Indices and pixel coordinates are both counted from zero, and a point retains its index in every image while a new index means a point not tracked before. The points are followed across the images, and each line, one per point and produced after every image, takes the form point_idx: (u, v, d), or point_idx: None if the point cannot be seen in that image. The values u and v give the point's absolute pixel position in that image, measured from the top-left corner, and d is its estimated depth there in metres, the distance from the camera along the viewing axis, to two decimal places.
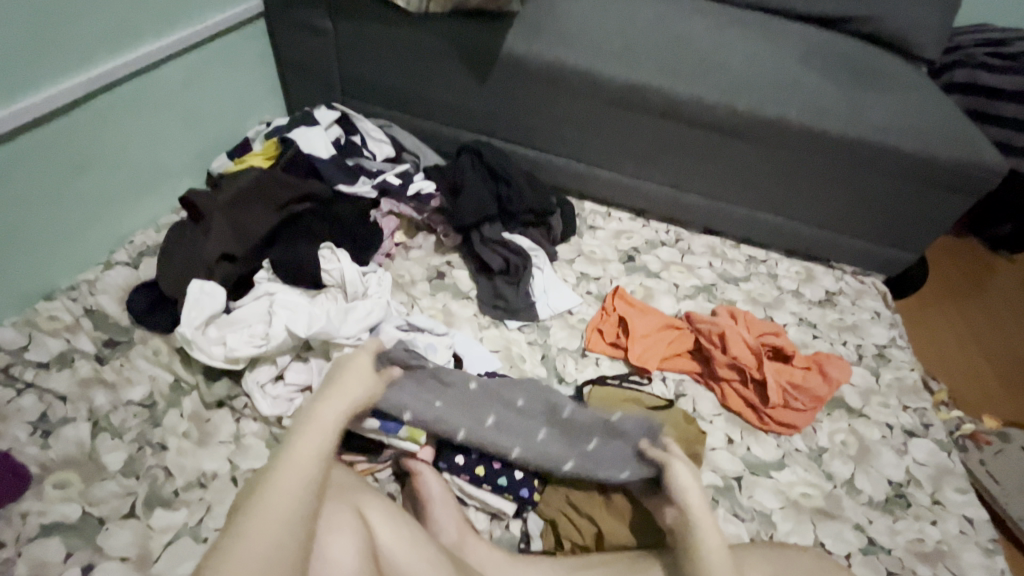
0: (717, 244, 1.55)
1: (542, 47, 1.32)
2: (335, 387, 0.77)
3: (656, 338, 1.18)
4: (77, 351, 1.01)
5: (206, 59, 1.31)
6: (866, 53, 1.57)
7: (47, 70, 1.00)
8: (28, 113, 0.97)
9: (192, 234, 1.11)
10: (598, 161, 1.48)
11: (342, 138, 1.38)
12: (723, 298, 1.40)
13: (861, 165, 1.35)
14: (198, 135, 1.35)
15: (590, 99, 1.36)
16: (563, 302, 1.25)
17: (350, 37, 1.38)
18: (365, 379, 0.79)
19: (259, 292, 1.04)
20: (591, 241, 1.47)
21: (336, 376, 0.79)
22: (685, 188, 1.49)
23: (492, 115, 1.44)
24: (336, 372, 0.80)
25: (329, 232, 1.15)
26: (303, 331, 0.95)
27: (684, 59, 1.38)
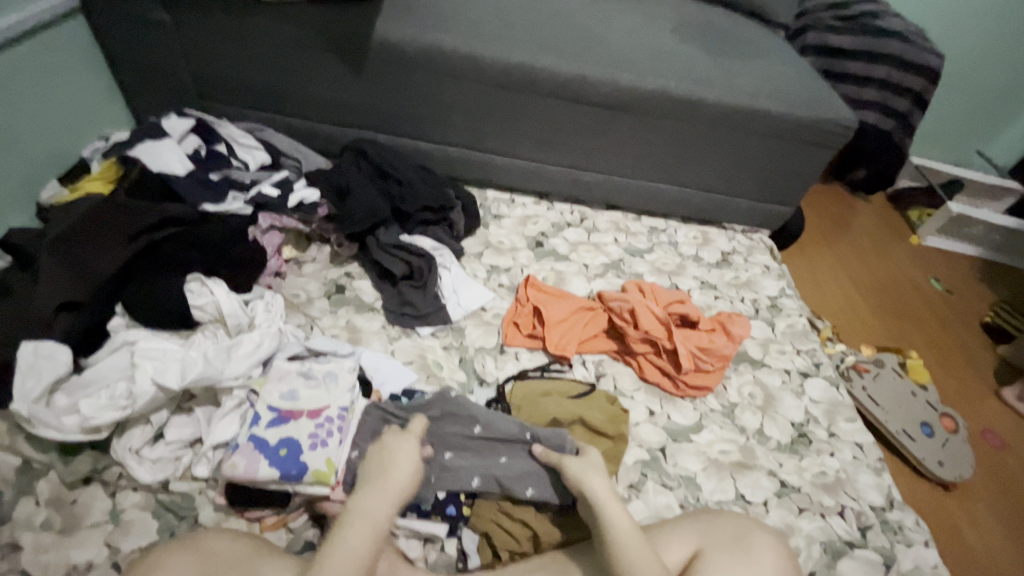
0: (620, 219, 1.58)
1: (416, 31, 1.23)
2: (386, 479, 0.78)
3: (571, 322, 1.18)
4: None
5: (14, 68, 1.08)
6: (732, 22, 1.65)
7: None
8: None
9: (19, 283, 0.92)
10: (493, 147, 1.44)
11: (202, 150, 1.21)
12: (632, 272, 1.43)
13: (738, 129, 1.42)
14: (14, 159, 1.12)
15: (476, 84, 1.31)
16: (475, 299, 1.20)
17: (195, 31, 1.21)
18: (413, 464, 0.81)
19: (116, 343, 0.88)
20: (498, 231, 1.43)
21: (385, 464, 0.80)
22: (583, 166, 1.49)
23: (374, 108, 1.33)
24: (386, 456, 0.81)
25: (197, 259, 1.00)
26: (176, 383, 0.83)
27: (565, 36, 1.36)
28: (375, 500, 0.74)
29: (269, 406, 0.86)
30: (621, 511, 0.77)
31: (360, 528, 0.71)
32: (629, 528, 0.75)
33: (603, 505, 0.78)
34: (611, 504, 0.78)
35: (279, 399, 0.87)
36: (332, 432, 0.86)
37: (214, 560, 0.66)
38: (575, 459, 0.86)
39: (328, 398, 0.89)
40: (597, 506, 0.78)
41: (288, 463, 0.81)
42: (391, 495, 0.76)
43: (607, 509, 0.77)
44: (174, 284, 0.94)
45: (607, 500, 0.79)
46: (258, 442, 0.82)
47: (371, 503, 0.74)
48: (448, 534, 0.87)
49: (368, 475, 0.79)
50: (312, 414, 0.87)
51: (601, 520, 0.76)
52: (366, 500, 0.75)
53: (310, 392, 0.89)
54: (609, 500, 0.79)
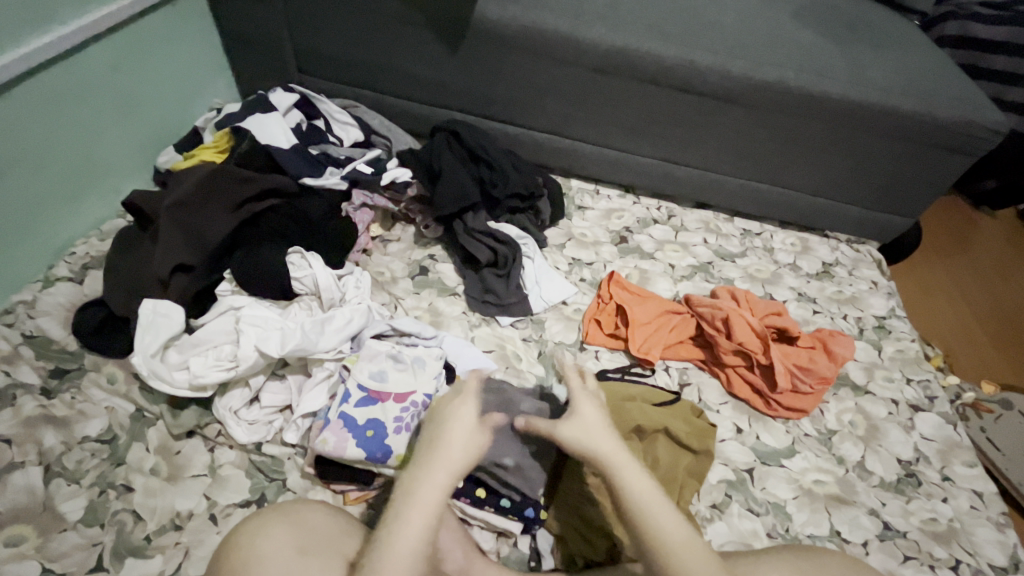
0: (711, 218, 1.49)
1: (519, 11, 1.20)
2: (438, 451, 0.70)
3: (656, 325, 1.13)
4: (20, 386, 0.89)
5: (142, 37, 1.15)
6: (860, 8, 1.48)
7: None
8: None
9: (143, 244, 1.00)
10: (582, 136, 1.39)
11: (303, 124, 1.25)
12: (721, 277, 1.34)
13: (858, 128, 1.28)
14: (137, 123, 1.20)
15: (575, 68, 1.25)
16: (557, 292, 1.17)
17: (304, 7, 1.24)
18: (470, 435, 0.72)
19: (222, 307, 0.92)
20: (581, 222, 1.40)
21: (439, 434, 0.72)
22: (676, 160, 1.42)
23: (467, 88, 1.32)
24: (439, 427, 0.73)
25: (297, 232, 1.04)
26: (277, 351, 0.86)
27: (675, 19, 1.28)
28: (430, 489, 0.67)
29: (358, 385, 0.87)
30: (640, 478, 0.71)
31: (412, 516, 0.65)
32: (647, 493, 0.69)
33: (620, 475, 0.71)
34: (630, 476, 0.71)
35: (369, 379, 0.88)
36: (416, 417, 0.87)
37: (309, 539, 0.68)
38: (570, 423, 0.76)
39: (415, 384, 0.89)
40: (611, 469, 0.71)
41: (373, 444, 0.83)
42: (442, 464, 0.69)
43: (624, 475, 0.71)
44: (279, 253, 0.97)
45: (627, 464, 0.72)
46: (346, 419, 0.84)
47: (422, 484, 0.67)
48: (522, 531, 0.87)
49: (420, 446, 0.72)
50: (399, 398, 0.88)
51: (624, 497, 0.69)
52: (416, 488, 0.67)
53: (398, 376, 0.90)
54: (620, 458, 0.72)
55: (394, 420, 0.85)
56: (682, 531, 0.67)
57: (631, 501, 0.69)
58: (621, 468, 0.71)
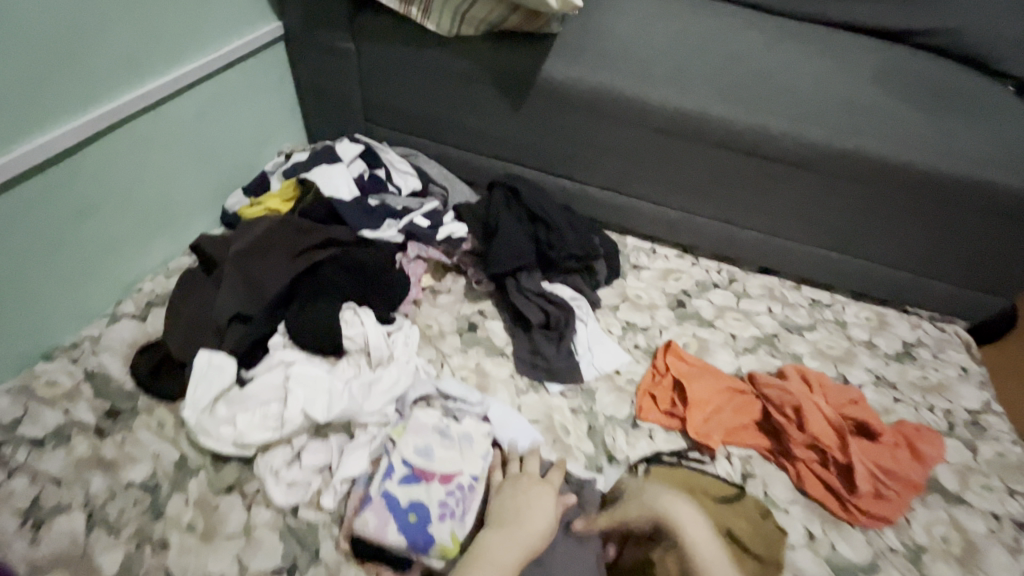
0: (775, 285, 1.40)
1: (584, 72, 1.19)
2: (524, 517, 0.78)
3: (717, 406, 1.05)
4: (76, 424, 0.91)
5: (225, 87, 1.22)
6: (950, 71, 1.39)
7: (29, 114, 0.89)
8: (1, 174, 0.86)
9: (204, 287, 1.01)
10: (642, 194, 1.35)
11: (365, 173, 1.28)
12: (788, 352, 1.25)
13: (949, 202, 1.18)
14: (211, 169, 1.25)
15: (640, 129, 1.23)
16: (610, 360, 1.12)
17: (375, 62, 1.28)
18: (545, 523, 0.78)
19: (272, 361, 0.92)
20: (636, 283, 1.34)
21: (520, 503, 0.80)
22: (740, 224, 1.35)
23: (528, 143, 1.31)
24: (521, 500, 0.80)
25: (352, 283, 1.02)
26: (322, 417, 0.86)
27: (745, 81, 1.23)
28: (503, 555, 0.72)
29: (404, 460, 0.84)
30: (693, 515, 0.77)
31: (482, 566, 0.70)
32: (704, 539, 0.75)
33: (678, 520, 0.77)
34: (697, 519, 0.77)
35: (414, 455, 0.84)
36: (461, 503, 0.82)
37: None
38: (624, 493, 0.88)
39: (462, 463, 0.85)
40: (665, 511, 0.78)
41: (415, 531, 0.78)
42: (521, 540, 0.75)
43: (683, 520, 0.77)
44: (334, 310, 0.97)
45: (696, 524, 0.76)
46: (389, 499, 0.80)
47: (497, 544, 0.73)
48: None
49: (505, 510, 0.79)
50: (444, 479, 0.83)
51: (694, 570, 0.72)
52: (495, 535, 0.75)
53: (445, 454, 0.85)
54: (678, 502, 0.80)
55: (436, 504, 0.80)
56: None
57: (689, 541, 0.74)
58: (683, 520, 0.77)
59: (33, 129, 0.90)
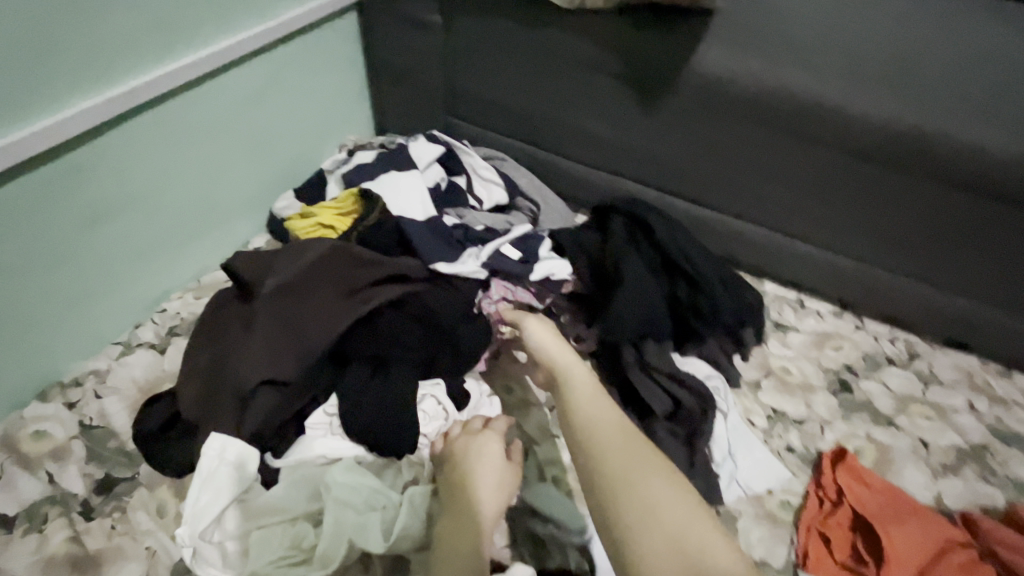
0: (976, 369, 1.02)
1: (754, 64, 0.86)
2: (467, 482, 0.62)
3: (931, 570, 0.71)
4: (59, 497, 0.71)
5: (283, 65, 0.98)
6: None
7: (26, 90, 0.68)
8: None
9: (230, 329, 0.77)
10: (802, 231, 1.00)
11: (443, 183, 1.01)
12: (1008, 476, 0.88)
13: None
14: (261, 163, 1.01)
15: (821, 147, 0.89)
16: (760, 477, 0.81)
17: (468, 39, 1.01)
18: (502, 481, 0.62)
19: (312, 453, 0.70)
20: (781, 349, 1.00)
21: (466, 467, 0.63)
22: (942, 284, 0.98)
23: (656, 154, 0.99)
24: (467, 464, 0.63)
25: (419, 345, 0.77)
26: (379, 548, 0.63)
27: (992, 87, 0.85)
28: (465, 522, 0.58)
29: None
30: (579, 383, 0.63)
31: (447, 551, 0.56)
32: (591, 403, 0.60)
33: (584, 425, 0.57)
34: (600, 414, 0.58)
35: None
36: None
37: None
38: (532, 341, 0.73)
39: None
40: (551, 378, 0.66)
41: None
42: (474, 501, 0.60)
43: (574, 396, 0.61)
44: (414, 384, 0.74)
45: (608, 432, 0.56)
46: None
47: (453, 517, 0.59)
48: None
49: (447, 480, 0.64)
50: None
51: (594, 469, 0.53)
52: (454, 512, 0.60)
53: None
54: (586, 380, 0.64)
55: None
56: (639, 464, 0.52)
57: (580, 412, 0.59)
58: (568, 381, 0.64)
59: (33, 110, 0.69)
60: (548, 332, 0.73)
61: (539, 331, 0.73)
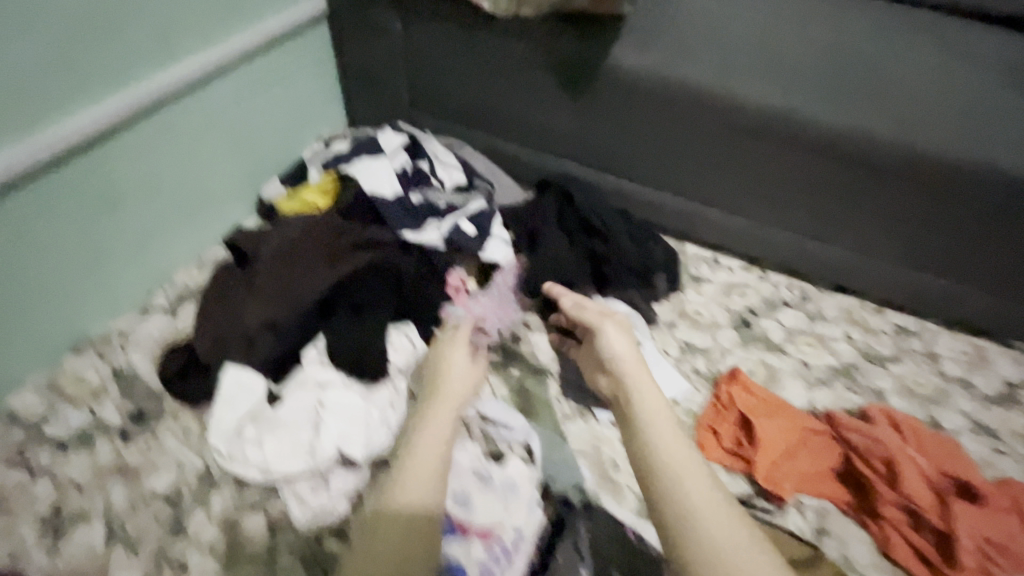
0: (855, 307, 1.25)
1: (656, 61, 1.06)
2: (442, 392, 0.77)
3: (793, 450, 0.93)
4: (101, 426, 0.88)
5: (265, 69, 1.14)
6: None
7: (57, 98, 0.84)
8: (24, 160, 0.81)
9: (235, 287, 0.94)
10: (710, 198, 1.21)
11: (409, 167, 1.17)
12: (869, 387, 1.10)
13: None
14: (249, 155, 1.18)
15: (715, 127, 1.09)
16: (666, 388, 1.02)
17: (424, 43, 1.18)
18: (465, 382, 0.80)
19: (306, 380, 0.87)
20: (696, 297, 1.21)
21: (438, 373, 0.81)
22: (822, 237, 1.20)
23: (587, 137, 1.19)
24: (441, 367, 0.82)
25: (393, 297, 0.95)
26: (361, 454, 0.82)
27: (845, 76, 1.07)
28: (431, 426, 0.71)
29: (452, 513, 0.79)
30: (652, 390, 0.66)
31: (418, 454, 0.67)
32: (660, 412, 0.63)
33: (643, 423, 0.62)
34: (663, 420, 0.62)
35: (452, 506, 0.80)
36: (499, 563, 0.75)
37: None
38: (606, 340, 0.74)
39: (505, 516, 0.79)
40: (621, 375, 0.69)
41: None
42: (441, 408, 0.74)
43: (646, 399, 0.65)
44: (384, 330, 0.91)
45: (671, 438, 0.60)
46: (455, 566, 0.74)
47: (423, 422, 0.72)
48: None
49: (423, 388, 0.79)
50: (483, 535, 0.77)
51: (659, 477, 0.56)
52: (421, 424, 0.71)
53: (486, 504, 0.80)
54: (643, 375, 0.68)
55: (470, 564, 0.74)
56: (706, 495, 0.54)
57: (650, 418, 0.62)
58: (638, 383, 0.67)
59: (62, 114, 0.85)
60: (621, 332, 0.75)
61: (609, 326, 0.76)
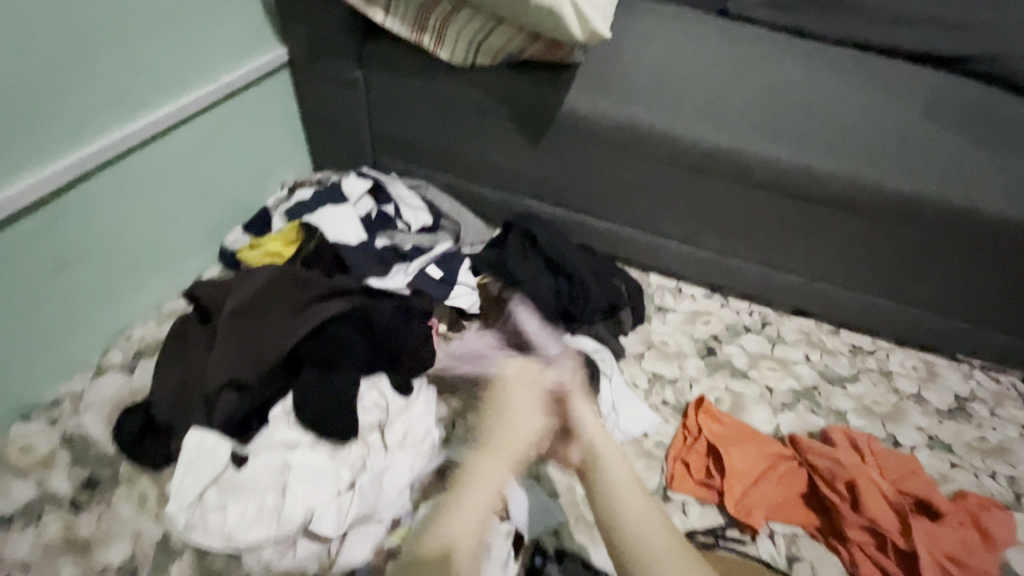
0: (812, 329, 1.30)
1: (609, 105, 1.11)
2: (508, 434, 0.72)
3: (762, 479, 0.95)
4: (50, 497, 0.83)
5: (224, 120, 1.14)
6: (1001, 99, 1.29)
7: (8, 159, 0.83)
8: None
9: (197, 344, 0.92)
10: (669, 231, 1.25)
11: (373, 212, 1.20)
12: (829, 407, 1.14)
13: (1012, 249, 1.08)
14: (210, 205, 1.17)
15: (667, 165, 1.14)
16: (637, 422, 1.03)
17: (385, 91, 1.20)
18: (538, 417, 0.74)
19: (274, 441, 0.84)
20: (661, 327, 1.24)
21: (509, 412, 0.74)
22: (776, 265, 1.25)
23: (549, 176, 1.22)
24: (508, 404, 0.75)
25: (363, 349, 0.91)
26: (332, 533, 0.79)
27: (784, 114, 1.14)
28: (487, 472, 0.70)
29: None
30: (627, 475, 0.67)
31: (468, 502, 0.68)
32: (637, 501, 0.64)
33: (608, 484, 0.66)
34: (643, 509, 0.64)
35: None
36: None
37: None
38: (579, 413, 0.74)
39: None
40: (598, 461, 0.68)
41: None
42: (507, 450, 0.71)
43: (622, 487, 0.65)
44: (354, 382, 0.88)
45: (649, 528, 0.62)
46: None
47: (484, 467, 0.70)
48: None
49: (489, 422, 0.75)
50: None
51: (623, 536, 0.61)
52: (478, 470, 0.70)
53: None
54: (615, 459, 0.69)
55: None
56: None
57: (631, 514, 0.62)
58: (614, 469, 0.67)
59: (10, 177, 0.83)
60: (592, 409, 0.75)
61: (581, 400, 0.76)
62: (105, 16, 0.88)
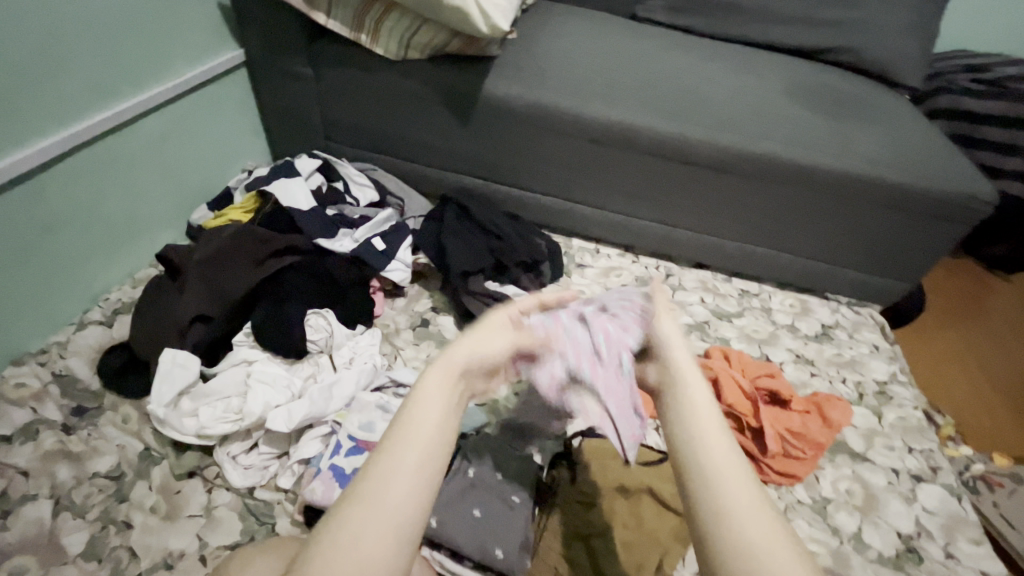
0: (708, 278, 1.53)
1: (521, 90, 1.32)
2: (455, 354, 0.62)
3: None
4: (44, 421, 0.98)
5: (188, 110, 1.31)
6: (849, 82, 1.56)
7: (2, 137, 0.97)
8: None
9: (167, 291, 1.08)
10: (582, 198, 1.47)
11: (324, 186, 1.38)
12: (717, 336, 1.36)
13: (851, 198, 1.32)
14: (177, 184, 1.33)
15: (573, 139, 1.35)
16: None
17: (331, 83, 1.39)
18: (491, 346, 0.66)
19: (236, 358, 1.03)
20: (579, 280, 1.45)
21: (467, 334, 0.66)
22: (674, 223, 1.47)
23: (477, 154, 1.43)
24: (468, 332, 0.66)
25: (315, 290, 1.13)
26: (285, 427, 0.93)
27: (668, 96, 1.37)
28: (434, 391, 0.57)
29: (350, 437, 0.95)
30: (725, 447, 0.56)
31: (418, 430, 0.54)
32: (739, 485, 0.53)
33: (705, 450, 0.56)
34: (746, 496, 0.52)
35: (360, 430, 0.96)
36: None
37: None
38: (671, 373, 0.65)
39: None
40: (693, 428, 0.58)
41: None
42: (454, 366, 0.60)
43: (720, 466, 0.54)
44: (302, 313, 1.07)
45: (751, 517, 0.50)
46: (337, 471, 0.91)
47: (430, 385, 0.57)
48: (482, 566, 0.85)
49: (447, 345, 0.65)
50: None
51: (716, 491, 0.52)
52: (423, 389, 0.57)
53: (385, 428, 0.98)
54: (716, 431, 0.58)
55: None
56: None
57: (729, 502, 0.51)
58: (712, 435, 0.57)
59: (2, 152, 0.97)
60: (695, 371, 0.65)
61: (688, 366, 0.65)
62: (83, 18, 1.04)
